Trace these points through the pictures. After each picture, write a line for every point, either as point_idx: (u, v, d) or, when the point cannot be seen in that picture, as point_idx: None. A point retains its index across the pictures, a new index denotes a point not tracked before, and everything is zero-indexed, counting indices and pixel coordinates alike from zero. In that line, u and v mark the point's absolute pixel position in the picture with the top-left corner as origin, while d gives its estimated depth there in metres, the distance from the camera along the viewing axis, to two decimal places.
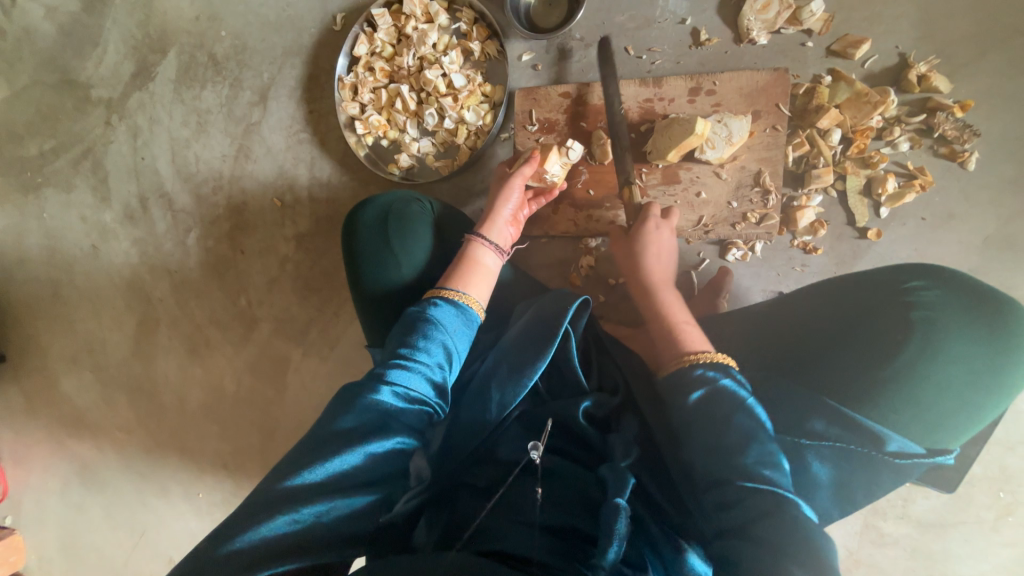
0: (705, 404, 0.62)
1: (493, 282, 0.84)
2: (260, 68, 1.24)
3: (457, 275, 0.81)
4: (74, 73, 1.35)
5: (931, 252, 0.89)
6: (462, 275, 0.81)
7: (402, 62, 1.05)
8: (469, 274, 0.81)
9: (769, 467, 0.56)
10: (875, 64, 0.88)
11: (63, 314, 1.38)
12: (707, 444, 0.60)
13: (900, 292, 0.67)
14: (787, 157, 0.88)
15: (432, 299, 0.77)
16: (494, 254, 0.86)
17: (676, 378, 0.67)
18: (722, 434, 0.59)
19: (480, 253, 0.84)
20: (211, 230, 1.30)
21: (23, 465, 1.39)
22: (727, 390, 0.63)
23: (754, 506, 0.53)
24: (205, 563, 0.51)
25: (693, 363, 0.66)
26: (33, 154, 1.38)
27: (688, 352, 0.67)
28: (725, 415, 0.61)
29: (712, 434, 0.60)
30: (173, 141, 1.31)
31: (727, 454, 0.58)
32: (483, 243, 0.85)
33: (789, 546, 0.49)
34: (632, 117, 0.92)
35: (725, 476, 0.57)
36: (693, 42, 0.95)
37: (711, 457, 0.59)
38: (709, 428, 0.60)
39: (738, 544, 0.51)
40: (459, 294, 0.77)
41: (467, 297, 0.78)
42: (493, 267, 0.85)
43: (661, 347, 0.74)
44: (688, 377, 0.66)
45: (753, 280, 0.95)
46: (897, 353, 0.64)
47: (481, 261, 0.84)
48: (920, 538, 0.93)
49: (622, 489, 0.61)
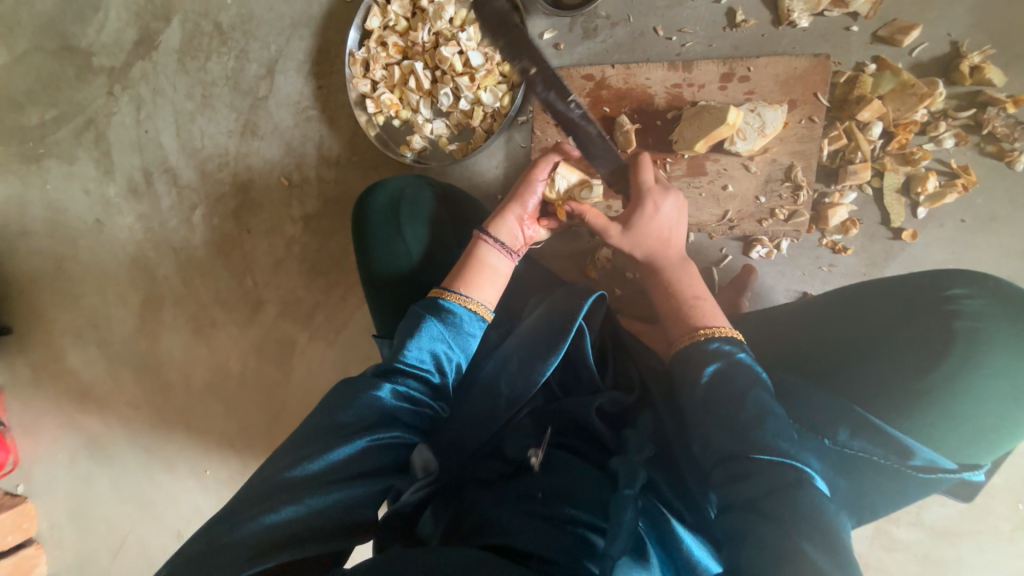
0: (718, 376, 0.61)
1: (501, 285, 0.78)
2: (267, 39, 1.19)
3: (463, 275, 0.76)
4: (75, 39, 1.29)
5: (968, 256, 0.85)
6: (469, 275, 0.76)
7: (416, 37, 0.99)
8: (476, 275, 0.76)
9: (786, 443, 0.54)
10: (923, 53, 0.83)
11: (68, 289, 1.37)
12: (717, 417, 0.58)
13: (941, 300, 0.64)
14: (822, 151, 0.83)
15: (437, 298, 0.73)
16: (504, 255, 0.80)
17: (688, 353, 0.65)
18: (738, 405, 0.57)
19: (487, 254, 0.78)
20: (216, 208, 1.26)
21: (31, 436, 1.40)
22: (739, 364, 0.61)
23: (766, 480, 0.51)
24: (206, 552, 0.50)
25: (705, 338, 0.65)
26: (35, 124, 1.34)
27: (700, 326, 0.65)
28: (738, 389, 0.59)
29: (728, 408, 0.57)
30: (177, 115, 1.27)
31: (739, 428, 0.56)
32: (492, 242, 0.79)
33: (796, 519, 0.48)
34: (659, 103, 0.88)
35: (739, 450, 0.54)
36: (728, 23, 0.89)
37: (721, 431, 0.57)
38: (722, 400, 0.58)
39: (742, 517, 0.50)
40: (463, 299, 0.73)
41: (473, 304, 0.74)
42: (501, 268, 0.79)
43: (672, 323, 0.71)
44: (700, 350, 0.64)
45: (777, 278, 0.91)
46: (933, 365, 0.61)
47: (489, 262, 0.78)
48: (932, 545, 0.92)
49: (632, 483, 0.59)
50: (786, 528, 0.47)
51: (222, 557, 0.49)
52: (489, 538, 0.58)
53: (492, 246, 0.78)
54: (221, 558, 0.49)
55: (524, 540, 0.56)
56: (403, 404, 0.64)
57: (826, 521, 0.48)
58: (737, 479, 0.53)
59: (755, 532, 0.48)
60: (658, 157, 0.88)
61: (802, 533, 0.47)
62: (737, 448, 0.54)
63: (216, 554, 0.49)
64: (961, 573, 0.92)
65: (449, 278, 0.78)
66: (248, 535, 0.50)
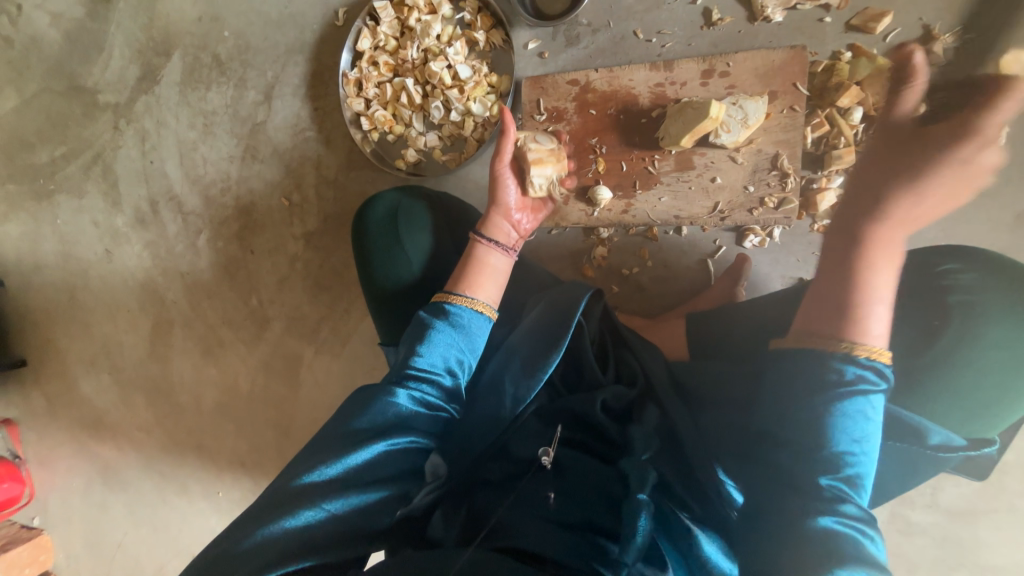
0: (838, 410, 0.56)
1: (503, 283, 0.80)
2: (264, 67, 1.24)
3: (464, 278, 0.78)
4: (82, 78, 1.35)
5: (959, 232, 0.86)
6: (472, 278, 0.78)
7: (406, 55, 1.03)
8: (477, 276, 0.78)
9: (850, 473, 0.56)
10: (896, 38, 0.85)
11: (80, 318, 1.40)
12: (807, 420, 0.57)
13: (936, 275, 0.64)
14: (806, 138, 0.85)
15: (442, 304, 0.74)
16: (502, 253, 0.82)
17: (810, 357, 0.58)
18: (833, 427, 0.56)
19: (486, 253, 0.80)
20: (221, 232, 1.30)
21: (47, 466, 1.42)
22: (846, 388, 0.57)
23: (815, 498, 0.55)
24: (227, 557, 0.53)
25: (851, 353, 0.57)
26: (44, 161, 1.39)
27: (854, 337, 0.56)
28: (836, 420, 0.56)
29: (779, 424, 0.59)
30: (180, 144, 1.31)
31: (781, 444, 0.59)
32: (488, 242, 0.81)
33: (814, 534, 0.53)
34: (643, 103, 0.90)
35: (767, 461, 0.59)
36: (705, 23, 0.92)
37: (806, 458, 0.57)
38: (822, 431, 0.56)
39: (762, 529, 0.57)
40: (467, 299, 0.74)
41: (480, 305, 0.75)
42: (501, 267, 0.81)
43: (818, 315, 0.61)
44: (826, 363, 0.57)
45: (771, 266, 0.93)
46: (935, 340, 0.61)
47: (489, 262, 0.80)
48: (949, 526, 0.91)
49: (644, 484, 0.60)
50: (826, 538, 0.53)
51: (242, 562, 0.52)
52: (500, 542, 0.57)
53: (489, 246, 0.81)
54: (240, 564, 0.52)
55: (533, 543, 0.56)
56: (418, 408, 0.65)
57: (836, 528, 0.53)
58: (793, 498, 0.56)
59: (803, 542, 0.53)
60: (646, 154, 0.90)
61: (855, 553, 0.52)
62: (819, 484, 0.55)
63: (237, 558, 0.52)
64: (980, 554, 0.90)
65: (452, 282, 0.79)
66: (267, 539, 0.53)
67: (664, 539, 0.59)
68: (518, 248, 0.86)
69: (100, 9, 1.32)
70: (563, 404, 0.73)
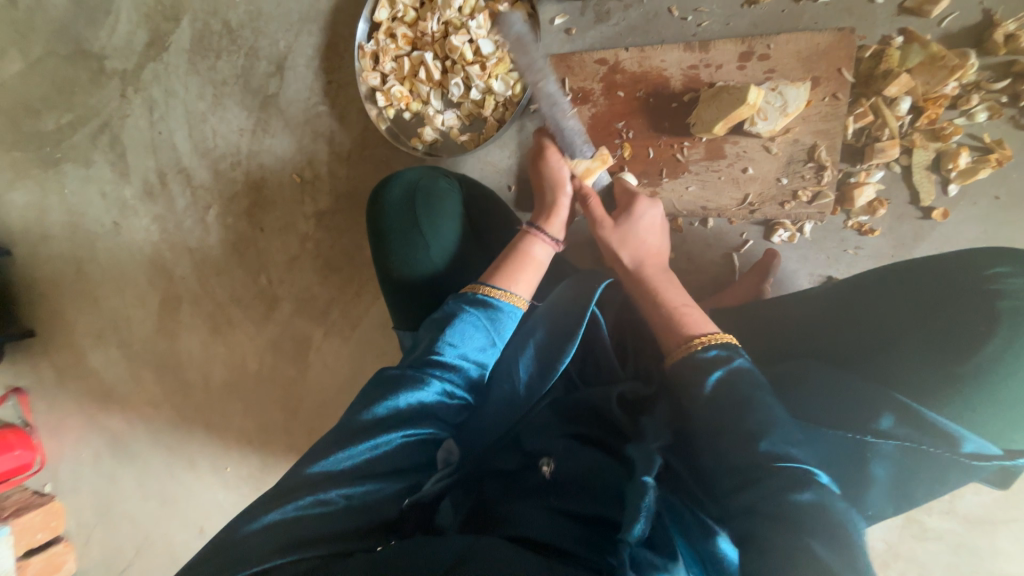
0: (722, 388, 0.57)
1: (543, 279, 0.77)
2: (277, 36, 1.19)
3: (506, 270, 0.74)
4: (88, 43, 1.31)
5: (1003, 234, 0.82)
6: (513, 271, 0.74)
7: (425, 28, 0.98)
8: (519, 268, 0.75)
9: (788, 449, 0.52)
10: (953, 23, 0.79)
11: (89, 291, 1.39)
12: (711, 414, 0.56)
13: (982, 279, 0.61)
14: (846, 129, 0.80)
15: (469, 293, 0.71)
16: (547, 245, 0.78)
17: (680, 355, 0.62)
18: (736, 405, 0.55)
19: (533, 245, 0.77)
20: (230, 207, 1.27)
21: (57, 436, 1.43)
22: (737, 372, 0.58)
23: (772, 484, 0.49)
24: (239, 542, 0.51)
25: (702, 347, 0.61)
26: (51, 129, 1.35)
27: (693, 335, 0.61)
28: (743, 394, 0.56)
29: (733, 415, 0.54)
30: (190, 115, 1.27)
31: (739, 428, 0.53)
32: (538, 233, 0.78)
33: (808, 522, 0.46)
34: (675, 86, 0.86)
35: (751, 460, 0.51)
36: (745, 0, 0.86)
37: (720, 440, 0.54)
38: (727, 411, 0.55)
39: (751, 523, 0.48)
40: (503, 292, 0.71)
41: (517, 299, 0.72)
42: (544, 261, 0.77)
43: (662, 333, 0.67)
44: (691, 360, 0.60)
45: (799, 263, 0.89)
46: (980, 347, 0.58)
47: (534, 255, 0.76)
48: (966, 534, 0.90)
49: (651, 468, 0.57)
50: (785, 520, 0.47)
51: (252, 548, 0.50)
52: (511, 531, 0.57)
53: (541, 238, 0.77)
54: (250, 550, 0.50)
55: (537, 529, 0.57)
56: (442, 398, 0.64)
57: (837, 520, 0.47)
58: (747, 484, 0.50)
59: (768, 536, 0.47)
60: (674, 141, 0.86)
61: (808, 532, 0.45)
62: (754, 458, 0.51)
63: (244, 543, 0.50)
64: (997, 562, 0.89)
65: (489, 269, 0.75)
66: (277, 525, 0.51)
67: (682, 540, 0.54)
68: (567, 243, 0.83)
69: None
70: (581, 398, 0.71)
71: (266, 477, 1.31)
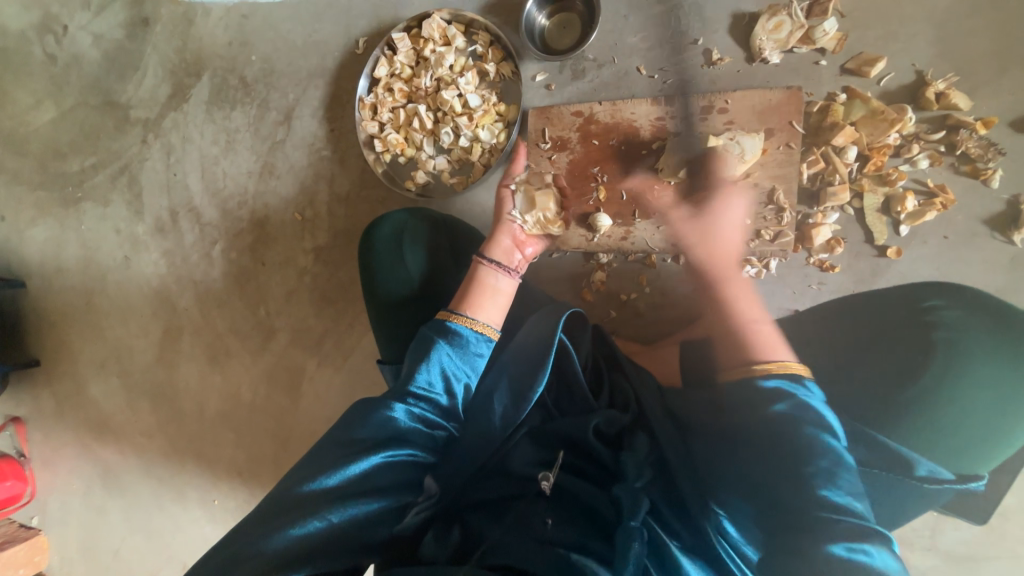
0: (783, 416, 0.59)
1: (505, 306, 0.82)
2: (287, 90, 1.30)
3: (466, 298, 0.79)
4: (116, 95, 1.43)
5: (955, 270, 0.86)
6: (473, 298, 0.79)
7: (419, 83, 1.08)
8: (479, 297, 0.80)
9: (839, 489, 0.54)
10: (890, 82, 0.88)
11: (95, 321, 1.45)
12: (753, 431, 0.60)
13: (919, 312, 0.65)
14: (801, 174, 0.87)
15: (444, 322, 0.75)
16: (504, 275, 0.84)
17: (738, 380, 0.65)
18: (779, 430, 0.58)
19: (488, 275, 0.82)
20: (235, 243, 1.35)
21: (50, 466, 1.45)
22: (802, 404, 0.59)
23: (818, 527, 0.52)
24: (231, 558, 0.55)
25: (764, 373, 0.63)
26: (75, 171, 1.46)
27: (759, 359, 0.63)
28: (791, 420, 0.58)
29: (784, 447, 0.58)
30: (203, 159, 1.37)
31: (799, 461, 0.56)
32: (492, 264, 0.83)
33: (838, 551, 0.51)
34: (643, 135, 0.94)
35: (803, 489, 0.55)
36: (705, 61, 0.96)
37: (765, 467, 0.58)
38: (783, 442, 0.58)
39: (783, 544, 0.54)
40: (469, 320, 0.75)
41: (478, 325, 0.76)
42: (505, 289, 0.83)
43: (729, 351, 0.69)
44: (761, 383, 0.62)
45: (768, 297, 0.94)
46: (920, 373, 0.61)
47: (492, 284, 0.82)
48: (949, 572, 0.88)
49: (636, 510, 0.61)
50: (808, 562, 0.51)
51: (242, 567, 0.54)
52: (492, 559, 0.60)
53: (490, 267, 0.83)
54: (245, 567, 0.54)
55: (521, 557, 0.59)
56: (416, 425, 0.67)
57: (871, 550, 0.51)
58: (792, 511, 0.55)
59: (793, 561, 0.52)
60: (645, 185, 0.93)
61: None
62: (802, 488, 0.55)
63: (233, 564, 0.54)
64: None
65: (455, 301, 0.80)
66: (261, 549, 0.55)
67: (655, 565, 0.60)
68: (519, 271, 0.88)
69: (139, 32, 1.42)
70: (557, 428, 0.74)
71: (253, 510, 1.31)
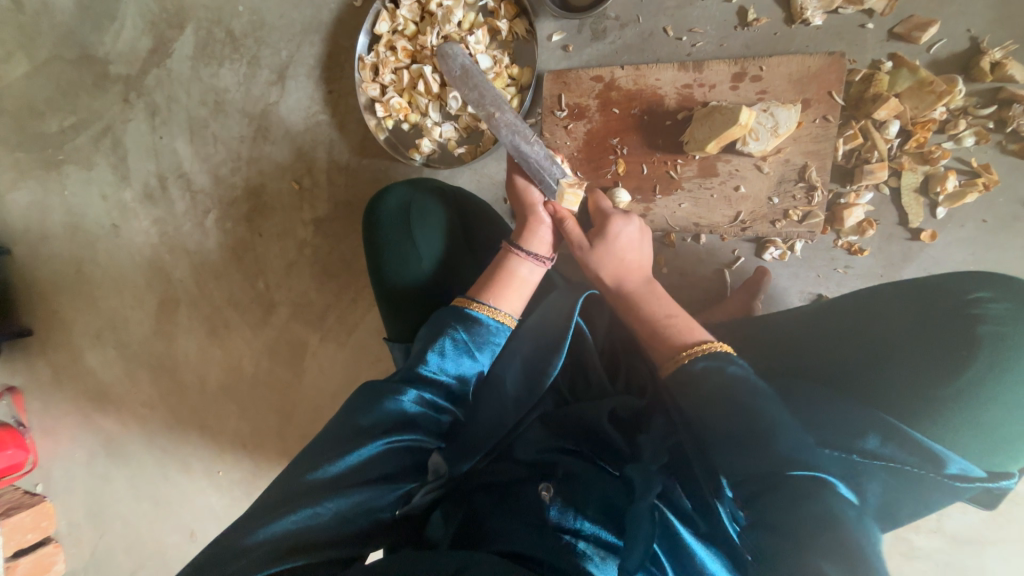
0: (716, 391, 0.59)
1: (529, 295, 0.78)
2: (279, 46, 1.20)
3: (490, 286, 0.75)
4: (93, 48, 1.32)
5: (989, 257, 0.83)
6: (498, 288, 0.75)
7: (425, 41, 0.99)
8: (504, 286, 0.75)
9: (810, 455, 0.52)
10: (941, 49, 0.81)
11: (87, 291, 1.40)
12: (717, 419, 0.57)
13: (965, 304, 0.62)
14: (837, 150, 0.82)
15: (460, 307, 0.72)
16: (533, 263, 0.79)
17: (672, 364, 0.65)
18: (735, 414, 0.56)
19: (516, 264, 0.77)
20: (229, 212, 1.28)
21: (51, 435, 1.43)
22: (736, 381, 0.59)
23: (789, 496, 0.50)
24: (228, 550, 0.52)
25: (689, 357, 0.64)
26: (54, 131, 1.37)
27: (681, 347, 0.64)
28: (729, 394, 0.58)
29: (739, 424, 0.55)
30: (191, 121, 1.29)
31: (761, 442, 0.53)
32: (522, 253, 0.78)
33: (812, 541, 0.47)
34: (669, 104, 0.87)
35: (767, 471, 0.52)
36: (739, 22, 0.88)
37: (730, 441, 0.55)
38: (736, 419, 0.55)
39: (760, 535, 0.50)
40: (493, 310, 0.72)
41: (501, 315, 0.73)
42: (530, 279, 0.78)
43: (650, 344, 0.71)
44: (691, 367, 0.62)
45: (790, 280, 0.90)
46: (965, 368, 0.59)
47: (519, 273, 0.77)
48: (953, 553, 0.90)
49: (649, 490, 0.59)
50: (791, 533, 0.48)
51: (240, 556, 0.51)
52: (502, 546, 0.56)
53: (522, 257, 0.78)
54: (242, 560, 0.51)
55: (526, 545, 0.56)
56: (426, 411, 0.64)
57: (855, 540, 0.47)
58: (766, 494, 0.51)
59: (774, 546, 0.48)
60: (668, 158, 0.88)
61: (817, 552, 0.45)
62: (769, 467, 0.52)
63: (233, 556, 0.51)
64: None
65: (476, 286, 0.76)
66: (264, 537, 0.52)
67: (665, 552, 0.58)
68: (553, 258, 0.83)
69: None
70: (571, 411, 0.71)
71: (259, 481, 1.31)
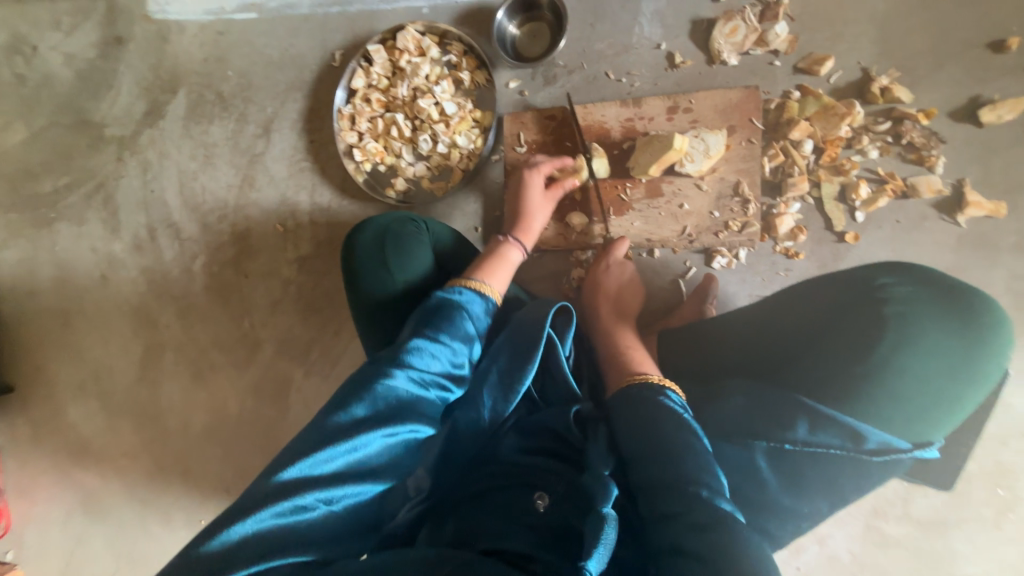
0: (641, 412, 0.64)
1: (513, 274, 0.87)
2: (265, 103, 1.32)
3: (481, 267, 0.85)
4: (90, 113, 1.43)
5: (909, 253, 0.92)
6: (489, 268, 0.84)
7: (397, 92, 1.11)
8: (494, 266, 0.85)
9: (715, 477, 0.58)
10: (840, 79, 0.94)
11: (72, 342, 1.42)
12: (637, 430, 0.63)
13: (872, 289, 0.70)
14: (763, 167, 0.93)
15: (455, 287, 0.78)
16: (518, 250, 0.90)
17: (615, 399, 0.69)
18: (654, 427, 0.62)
19: (508, 250, 0.88)
20: (216, 256, 1.34)
21: (26, 494, 1.40)
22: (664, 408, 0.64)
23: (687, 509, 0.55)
24: (200, 558, 0.49)
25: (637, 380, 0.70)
26: (48, 191, 1.44)
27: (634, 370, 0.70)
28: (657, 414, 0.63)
29: (653, 433, 0.61)
30: (182, 174, 1.37)
31: (675, 458, 0.59)
32: (512, 241, 0.90)
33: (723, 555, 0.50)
34: (615, 136, 0.98)
35: (671, 479, 0.57)
36: (669, 65, 1.01)
37: (655, 465, 0.59)
38: (646, 431, 0.62)
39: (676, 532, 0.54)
40: (485, 285, 0.80)
41: (492, 289, 0.81)
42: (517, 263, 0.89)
43: (609, 366, 0.77)
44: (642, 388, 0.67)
45: (739, 285, 0.97)
46: (875, 347, 0.66)
47: (509, 257, 0.88)
48: (923, 539, 0.94)
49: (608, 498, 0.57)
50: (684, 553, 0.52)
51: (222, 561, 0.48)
52: (489, 545, 0.58)
53: (510, 244, 0.89)
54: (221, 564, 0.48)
55: (517, 543, 0.58)
56: (420, 393, 0.64)
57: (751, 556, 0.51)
58: (673, 498, 0.56)
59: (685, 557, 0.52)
60: (618, 182, 0.97)
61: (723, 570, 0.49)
62: (676, 477, 0.57)
63: (211, 560, 0.48)
64: (955, 566, 0.92)
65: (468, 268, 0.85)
66: (257, 533, 0.50)
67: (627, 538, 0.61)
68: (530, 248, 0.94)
69: (112, 50, 1.42)
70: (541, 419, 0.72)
71: None
